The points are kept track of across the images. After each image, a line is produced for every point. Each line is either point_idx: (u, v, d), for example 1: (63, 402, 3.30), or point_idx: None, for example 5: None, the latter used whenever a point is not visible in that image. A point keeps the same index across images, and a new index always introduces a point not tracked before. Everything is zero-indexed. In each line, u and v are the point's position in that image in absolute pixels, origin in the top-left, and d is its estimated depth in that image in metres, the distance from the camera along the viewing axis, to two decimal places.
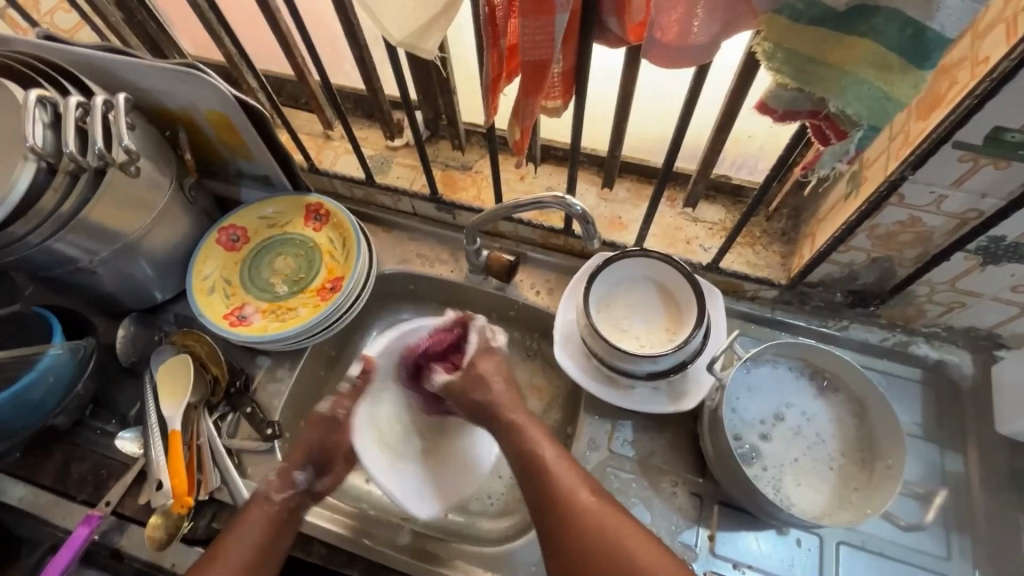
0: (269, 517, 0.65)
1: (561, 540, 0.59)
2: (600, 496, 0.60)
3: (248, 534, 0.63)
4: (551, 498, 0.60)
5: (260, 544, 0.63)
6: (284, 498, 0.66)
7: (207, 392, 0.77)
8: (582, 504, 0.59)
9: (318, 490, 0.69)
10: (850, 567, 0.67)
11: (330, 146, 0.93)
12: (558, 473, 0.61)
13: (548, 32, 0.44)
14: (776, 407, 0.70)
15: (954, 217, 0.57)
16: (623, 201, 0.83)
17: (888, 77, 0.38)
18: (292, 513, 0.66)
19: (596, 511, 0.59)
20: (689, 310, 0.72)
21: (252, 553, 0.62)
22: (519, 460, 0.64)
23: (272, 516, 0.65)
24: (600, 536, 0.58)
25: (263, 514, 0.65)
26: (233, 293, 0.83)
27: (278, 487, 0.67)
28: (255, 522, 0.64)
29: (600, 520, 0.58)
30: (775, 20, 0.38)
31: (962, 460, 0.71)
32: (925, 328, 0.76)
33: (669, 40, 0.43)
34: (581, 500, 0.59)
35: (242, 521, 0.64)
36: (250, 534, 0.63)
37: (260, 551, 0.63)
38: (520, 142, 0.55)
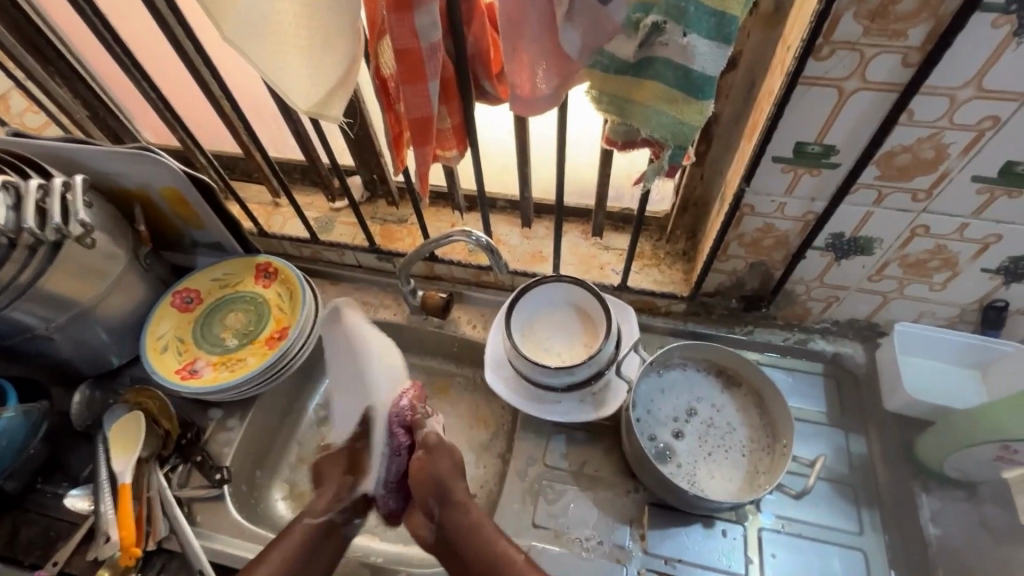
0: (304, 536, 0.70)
1: None
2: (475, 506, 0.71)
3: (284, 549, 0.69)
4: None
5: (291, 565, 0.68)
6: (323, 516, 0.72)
7: (158, 446, 0.80)
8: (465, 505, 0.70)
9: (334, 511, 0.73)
10: (772, 551, 0.71)
11: (278, 212, 1.03)
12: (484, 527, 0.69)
13: (425, 95, 0.55)
14: (688, 405, 0.76)
15: (798, 220, 0.68)
16: (542, 237, 0.93)
17: (681, 108, 0.48)
18: (330, 528, 0.72)
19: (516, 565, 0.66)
20: (602, 324, 0.79)
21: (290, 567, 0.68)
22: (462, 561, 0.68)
23: (315, 535, 0.70)
24: (471, 528, 0.69)
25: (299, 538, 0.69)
26: (186, 350, 0.88)
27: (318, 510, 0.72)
28: (287, 546, 0.69)
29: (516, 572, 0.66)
30: (591, 72, 0.50)
31: (864, 441, 0.77)
32: (818, 325, 0.85)
33: (525, 93, 0.54)
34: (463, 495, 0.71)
35: (279, 539, 0.70)
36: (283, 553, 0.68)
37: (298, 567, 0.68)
38: (422, 186, 0.64)
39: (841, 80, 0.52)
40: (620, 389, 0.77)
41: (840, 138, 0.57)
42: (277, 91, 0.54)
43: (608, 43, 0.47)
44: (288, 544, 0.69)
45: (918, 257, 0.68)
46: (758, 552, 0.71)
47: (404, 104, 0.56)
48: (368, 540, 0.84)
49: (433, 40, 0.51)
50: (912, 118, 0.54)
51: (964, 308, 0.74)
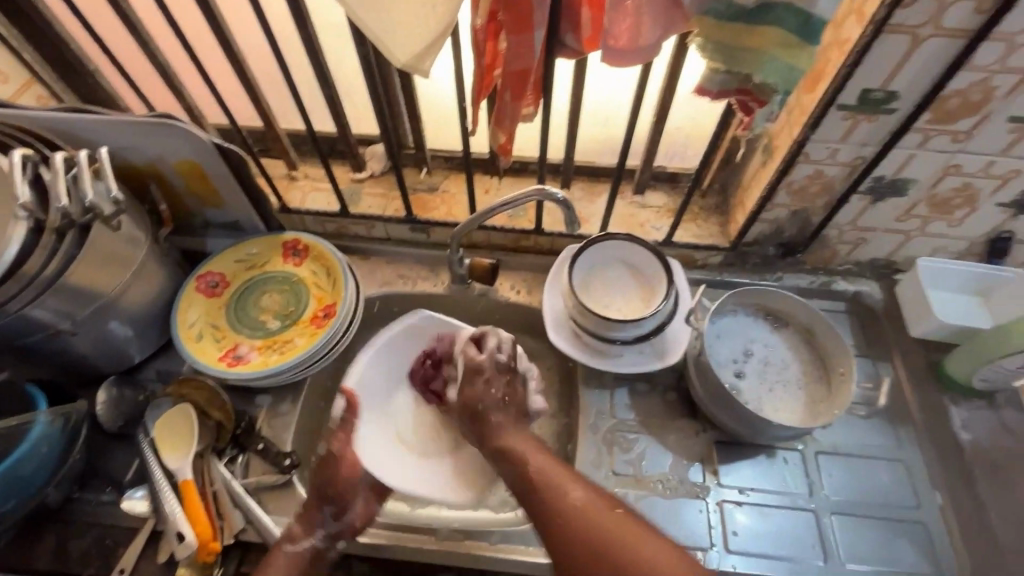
0: (292, 562, 0.68)
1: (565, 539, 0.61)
2: (588, 488, 0.65)
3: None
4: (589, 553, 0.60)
5: None
6: (306, 542, 0.69)
7: (213, 437, 0.76)
8: (547, 490, 0.65)
9: (334, 528, 0.72)
10: (829, 470, 0.78)
11: (296, 186, 0.97)
12: (534, 462, 0.67)
13: (529, 46, 0.53)
14: (744, 347, 0.81)
15: (847, 165, 0.73)
16: (579, 199, 0.94)
17: (793, 53, 0.50)
18: (315, 555, 0.70)
19: (585, 510, 0.63)
20: (658, 278, 0.82)
21: None
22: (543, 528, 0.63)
23: (302, 560, 0.68)
24: (539, 485, 0.65)
25: (286, 562, 0.67)
26: (223, 336, 0.83)
27: (300, 533, 0.70)
28: (276, 568, 0.67)
29: (603, 523, 0.61)
30: (702, 20, 0.52)
31: (891, 367, 0.85)
32: (841, 268, 0.92)
33: (622, 45, 0.55)
34: (563, 491, 0.64)
35: (263, 565, 0.67)
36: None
37: None
38: (505, 145, 0.64)
39: (917, 27, 0.56)
40: (680, 340, 0.80)
41: (903, 85, 0.62)
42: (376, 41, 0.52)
43: None
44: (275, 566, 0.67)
45: (945, 195, 0.76)
46: (817, 473, 0.78)
47: (506, 56, 0.55)
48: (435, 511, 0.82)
49: None
50: (972, 64, 0.59)
51: (973, 241, 0.83)
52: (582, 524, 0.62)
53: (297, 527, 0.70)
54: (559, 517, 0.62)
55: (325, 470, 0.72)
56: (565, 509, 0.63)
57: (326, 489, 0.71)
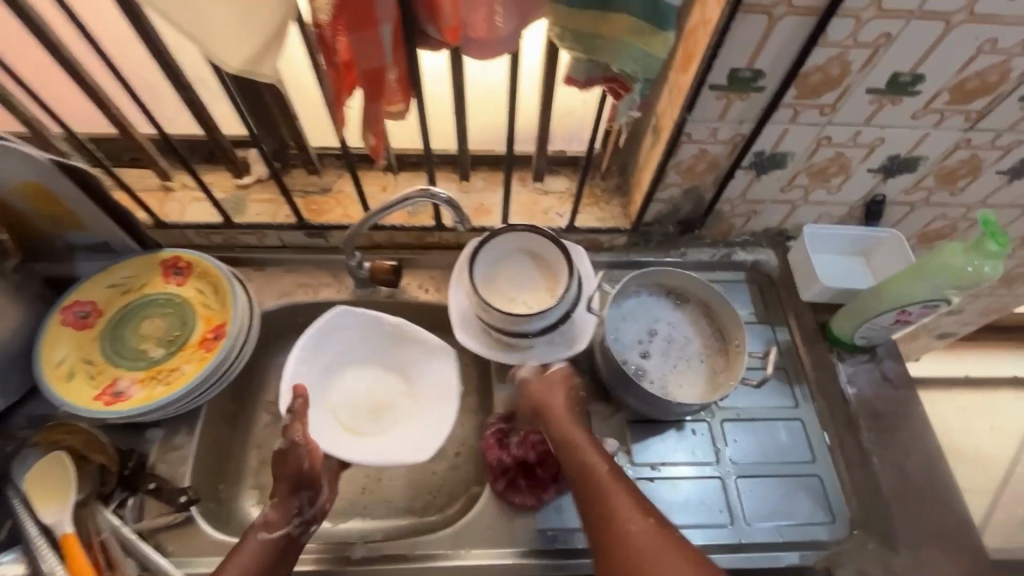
0: (263, 550, 0.66)
1: (609, 548, 0.60)
2: (645, 514, 0.61)
3: (239, 564, 0.65)
4: (617, 549, 0.60)
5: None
6: (279, 532, 0.68)
7: (96, 483, 0.69)
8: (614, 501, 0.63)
9: (310, 512, 0.71)
10: (734, 436, 0.82)
11: (172, 197, 0.89)
12: (593, 460, 0.66)
13: (377, 42, 0.51)
14: (648, 326, 0.83)
15: (728, 142, 0.74)
16: (481, 189, 0.92)
17: (647, 40, 0.49)
18: (288, 542, 0.68)
19: (639, 529, 0.60)
20: (560, 266, 0.81)
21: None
22: (590, 523, 0.63)
23: (272, 549, 0.67)
24: (597, 479, 0.65)
25: (257, 549, 0.66)
26: (99, 372, 0.76)
27: (275, 521, 0.68)
28: (247, 553, 0.65)
29: (641, 535, 0.59)
30: (555, 9, 0.50)
31: (787, 330, 0.90)
32: (738, 239, 0.95)
33: (480, 35, 0.52)
34: (622, 514, 0.61)
35: (237, 553, 0.65)
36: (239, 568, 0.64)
37: None
38: (376, 146, 0.60)
39: (770, 7, 0.57)
40: (587, 326, 0.80)
41: (766, 63, 0.63)
42: (201, 47, 0.47)
43: None
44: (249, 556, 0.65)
45: (821, 165, 0.79)
46: (724, 440, 0.81)
47: (353, 54, 0.51)
48: (358, 523, 0.83)
49: None
50: (826, 40, 0.60)
51: (851, 206, 0.87)
52: (616, 519, 0.61)
53: (266, 516, 0.68)
54: (581, 488, 0.66)
55: (287, 459, 0.70)
56: (607, 514, 0.62)
57: (300, 472, 0.69)
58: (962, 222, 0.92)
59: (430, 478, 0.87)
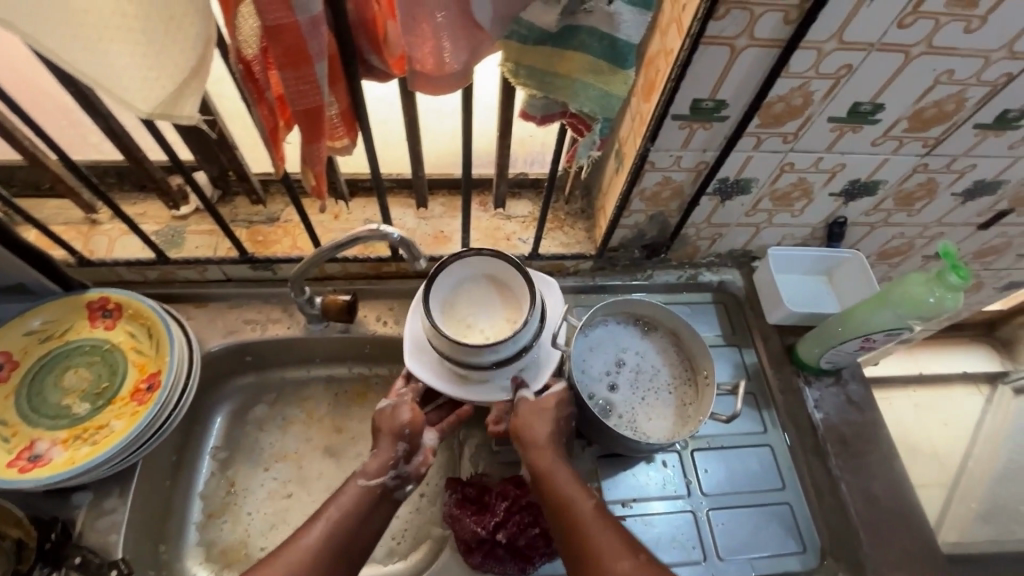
0: (362, 502, 0.67)
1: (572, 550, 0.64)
2: (606, 523, 0.65)
3: (339, 518, 0.65)
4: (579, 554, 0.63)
5: (349, 526, 0.65)
6: (377, 483, 0.68)
7: (12, 562, 0.64)
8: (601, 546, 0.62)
9: (405, 473, 0.71)
10: (705, 467, 0.80)
11: (99, 231, 0.81)
12: (559, 479, 0.68)
13: (311, 80, 0.45)
14: (615, 357, 0.80)
15: (692, 170, 0.72)
16: (440, 215, 0.87)
17: (607, 79, 0.46)
18: (383, 494, 0.69)
19: (597, 533, 0.63)
20: (522, 295, 0.73)
21: (342, 536, 0.64)
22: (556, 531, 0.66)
23: (370, 498, 0.68)
24: (563, 495, 0.67)
25: (350, 499, 0.67)
26: (14, 434, 0.69)
27: (374, 472, 0.69)
28: (343, 503, 0.66)
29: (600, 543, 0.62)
30: (508, 44, 0.46)
31: (754, 353, 0.89)
32: (704, 260, 0.94)
33: (427, 70, 0.47)
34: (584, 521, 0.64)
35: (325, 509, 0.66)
36: (336, 520, 0.65)
37: (344, 541, 0.65)
38: (318, 186, 0.56)
39: (733, 38, 0.55)
40: (543, 366, 0.75)
41: (729, 93, 0.61)
42: (105, 91, 0.42)
43: (525, 11, 0.43)
44: (344, 503, 0.66)
45: (785, 190, 0.78)
46: (695, 472, 0.80)
47: (285, 92, 0.46)
48: None
49: (313, 12, 0.42)
50: (789, 72, 0.59)
51: (813, 227, 0.87)
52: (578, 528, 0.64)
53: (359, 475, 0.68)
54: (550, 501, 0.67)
55: (390, 416, 0.72)
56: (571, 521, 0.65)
57: (401, 426, 0.71)
58: (919, 240, 0.93)
59: (393, 524, 0.82)
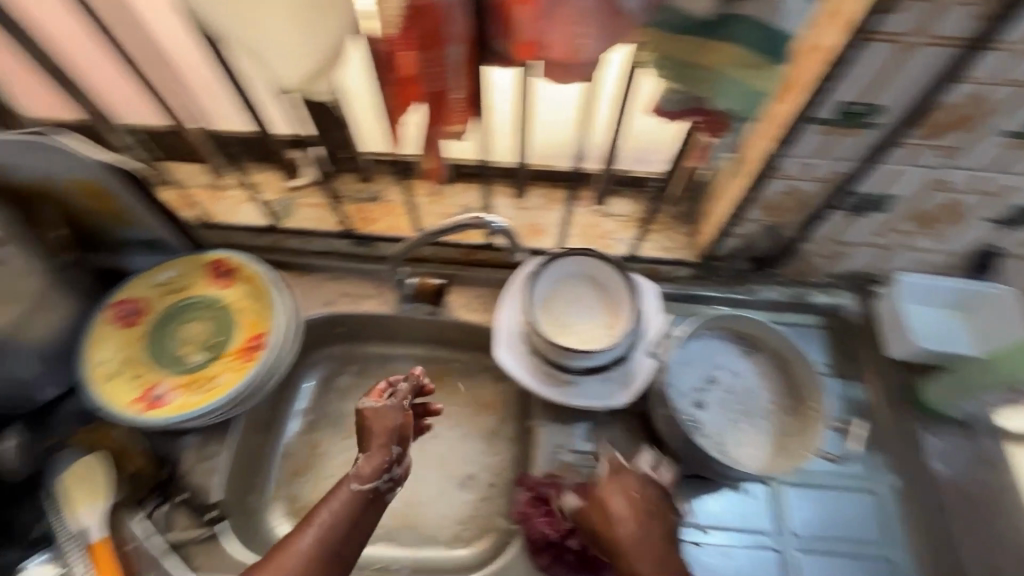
0: (355, 505, 0.63)
1: None
2: None
3: (329, 524, 0.61)
4: None
5: (340, 532, 0.61)
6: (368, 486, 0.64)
7: (132, 488, 0.70)
8: None
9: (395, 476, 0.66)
10: (798, 505, 0.74)
11: (224, 196, 0.87)
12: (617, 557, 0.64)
13: (442, 63, 0.46)
14: (708, 374, 0.75)
15: (823, 181, 0.66)
16: (537, 207, 0.86)
17: (754, 75, 0.42)
18: (374, 497, 0.64)
19: None
20: (623, 302, 0.75)
21: (331, 547, 0.60)
22: None
23: (360, 503, 0.63)
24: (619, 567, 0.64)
25: (333, 506, 0.62)
26: (141, 374, 0.76)
27: (366, 476, 0.64)
28: (332, 512, 0.62)
29: None
30: (652, 32, 0.43)
31: (865, 388, 0.80)
32: (817, 279, 0.85)
33: (558, 58, 0.45)
34: None
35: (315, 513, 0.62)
36: (325, 530, 0.60)
37: (327, 555, 0.60)
38: (433, 167, 0.58)
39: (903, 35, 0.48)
40: (633, 375, 0.74)
41: (886, 96, 0.54)
42: (259, 62, 0.45)
43: None
44: (335, 507, 0.62)
45: (931, 210, 0.69)
46: (786, 509, 0.73)
47: (417, 73, 0.47)
48: (386, 549, 0.80)
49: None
50: (966, 76, 0.51)
51: (957, 254, 0.77)
52: None
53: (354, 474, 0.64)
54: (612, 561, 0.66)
55: (382, 416, 0.68)
56: None
57: (396, 427, 0.67)
58: None
59: (462, 510, 0.82)
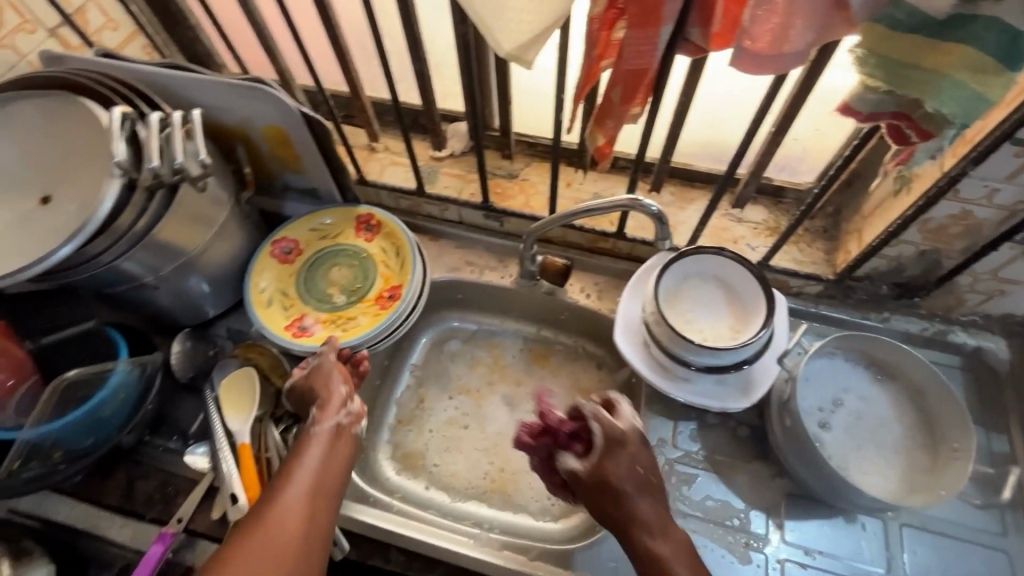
0: (327, 438, 0.65)
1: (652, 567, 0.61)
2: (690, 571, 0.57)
3: (314, 457, 0.63)
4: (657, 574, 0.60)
5: (319, 465, 0.63)
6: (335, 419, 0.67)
7: (271, 404, 0.77)
8: None
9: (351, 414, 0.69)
10: (916, 549, 0.69)
11: (375, 157, 0.95)
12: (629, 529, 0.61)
13: (652, 42, 0.47)
14: (835, 396, 0.73)
15: (1005, 209, 0.62)
16: (668, 204, 0.86)
17: (986, 80, 0.42)
18: (340, 430, 0.67)
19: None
20: (755, 310, 0.73)
21: (313, 481, 0.61)
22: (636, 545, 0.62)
23: (329, 435, 0.66)
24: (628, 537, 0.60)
25: (322, 440, 0.65)
26: (291, 305, 0.84)
27: (323, 415, 0.67)
28: (310, 452, 0.63)
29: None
30: (872, 28, 0.43)
31: (1007, 441, 0.74)
32: (963, 318, 0.79)
33: (758, 48, 0.46)
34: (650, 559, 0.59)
35: (302, 450, 0.64)
36: (311, 465, 0.62)
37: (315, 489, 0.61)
38: (603, 148, 0.58)
39: None
40: (754, 384, 0.72)
41: None
42: (482, 25, 0.47)
43: None
44: (318, 444, 0.64)
45: None
46: (902, 550, 0.69)
47: (623, 51, 0.48)
48: (477, 508, 0.83)
49: None
50: None
51: None
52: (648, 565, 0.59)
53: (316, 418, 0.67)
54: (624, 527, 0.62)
55: (319, 371, 0.71)
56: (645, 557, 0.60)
57: (336, 373, 0.71)
58: None
59: None
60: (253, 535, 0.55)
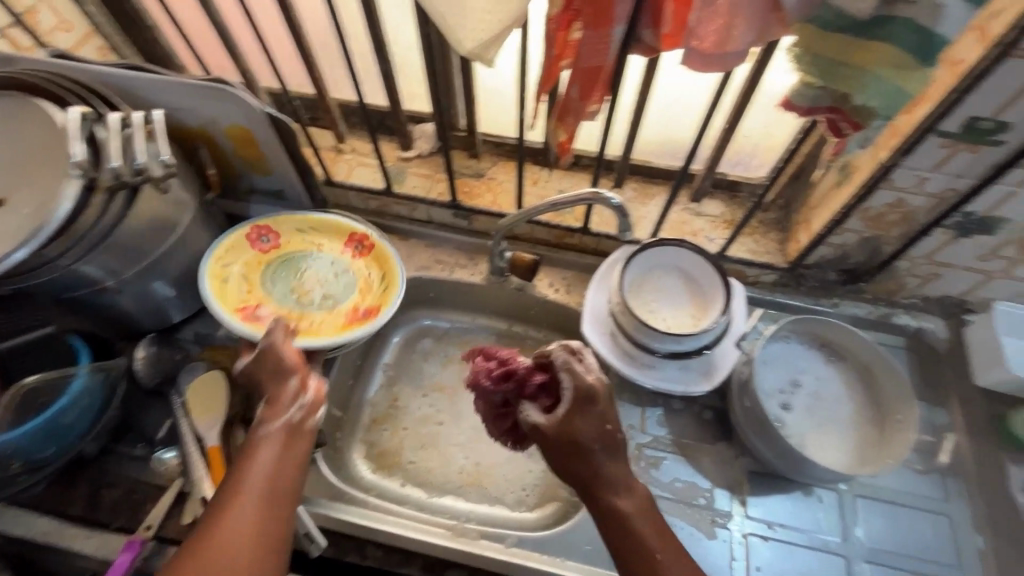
0: (276, 440, 0.62)
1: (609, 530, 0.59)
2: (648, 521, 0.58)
3: (263, 464, 0.59)
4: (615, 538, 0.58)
5: (269, 470, 0.59)
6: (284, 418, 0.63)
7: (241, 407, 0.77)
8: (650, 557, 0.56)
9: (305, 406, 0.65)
10: (868, 516, 0.74)
11: (342, 159, 0.95)
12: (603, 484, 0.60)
13: (606, 42, 0.50)
14: (792, 377, 0.77)
15: (934, 196, 0.67)
16: (631, 200, 0.90)
17: (905, 75, 0.47)
18: (292, 428, 0.63)
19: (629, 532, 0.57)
20: (713, 299, 0.77)
21: (263, 490, 0.58)
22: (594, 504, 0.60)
23: (280, 435, 0.62)
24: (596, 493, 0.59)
25: (268, 447, 0.61)
26: (250, 289, 0.81)
27: (270, 416, 0.63)
28: (257, 460, 0.60)
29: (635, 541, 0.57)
30: (805, 28, 0.47)
31: (946, 413, 0.80)
32: (905, 301, 0.85)
33: (705, 48, 0.48)
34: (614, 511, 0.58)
35: (250, 457, 0.60)
36: (258, 474, 0.59)
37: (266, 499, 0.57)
38: (565, 142, 0.61)
39: None
40: (711, 369, 0.75)
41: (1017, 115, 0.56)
42: (443, 24, 0.49)
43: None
44: (267, 451, 0.60)
45: None
46: (856, 519, 0.73)
47: (579, 50, 0.51)
48: (452, 502, 0.84)
49: None
50: None
51: None
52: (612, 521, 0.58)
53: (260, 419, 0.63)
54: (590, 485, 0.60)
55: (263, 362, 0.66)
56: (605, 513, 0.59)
57: (285, 363, 0.66)
58: None
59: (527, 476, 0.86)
60: (198, 562, 0.52)
